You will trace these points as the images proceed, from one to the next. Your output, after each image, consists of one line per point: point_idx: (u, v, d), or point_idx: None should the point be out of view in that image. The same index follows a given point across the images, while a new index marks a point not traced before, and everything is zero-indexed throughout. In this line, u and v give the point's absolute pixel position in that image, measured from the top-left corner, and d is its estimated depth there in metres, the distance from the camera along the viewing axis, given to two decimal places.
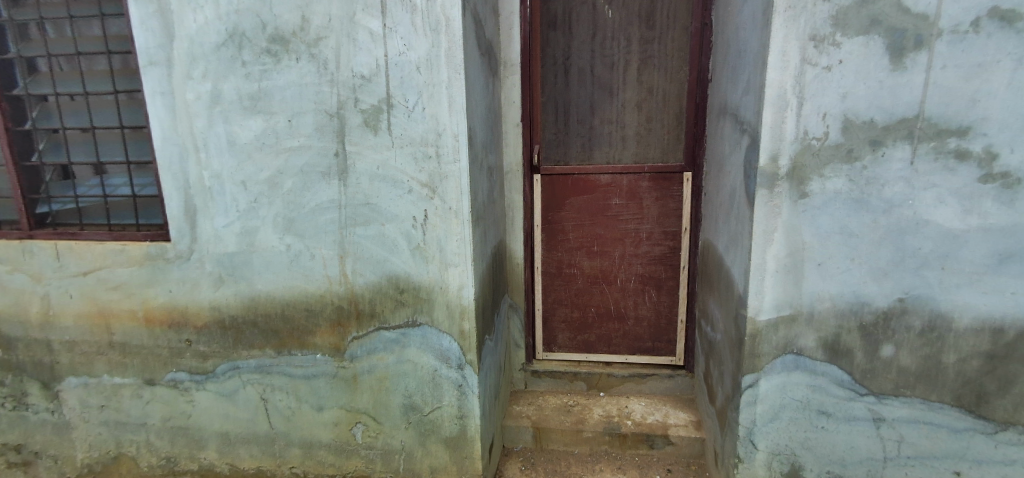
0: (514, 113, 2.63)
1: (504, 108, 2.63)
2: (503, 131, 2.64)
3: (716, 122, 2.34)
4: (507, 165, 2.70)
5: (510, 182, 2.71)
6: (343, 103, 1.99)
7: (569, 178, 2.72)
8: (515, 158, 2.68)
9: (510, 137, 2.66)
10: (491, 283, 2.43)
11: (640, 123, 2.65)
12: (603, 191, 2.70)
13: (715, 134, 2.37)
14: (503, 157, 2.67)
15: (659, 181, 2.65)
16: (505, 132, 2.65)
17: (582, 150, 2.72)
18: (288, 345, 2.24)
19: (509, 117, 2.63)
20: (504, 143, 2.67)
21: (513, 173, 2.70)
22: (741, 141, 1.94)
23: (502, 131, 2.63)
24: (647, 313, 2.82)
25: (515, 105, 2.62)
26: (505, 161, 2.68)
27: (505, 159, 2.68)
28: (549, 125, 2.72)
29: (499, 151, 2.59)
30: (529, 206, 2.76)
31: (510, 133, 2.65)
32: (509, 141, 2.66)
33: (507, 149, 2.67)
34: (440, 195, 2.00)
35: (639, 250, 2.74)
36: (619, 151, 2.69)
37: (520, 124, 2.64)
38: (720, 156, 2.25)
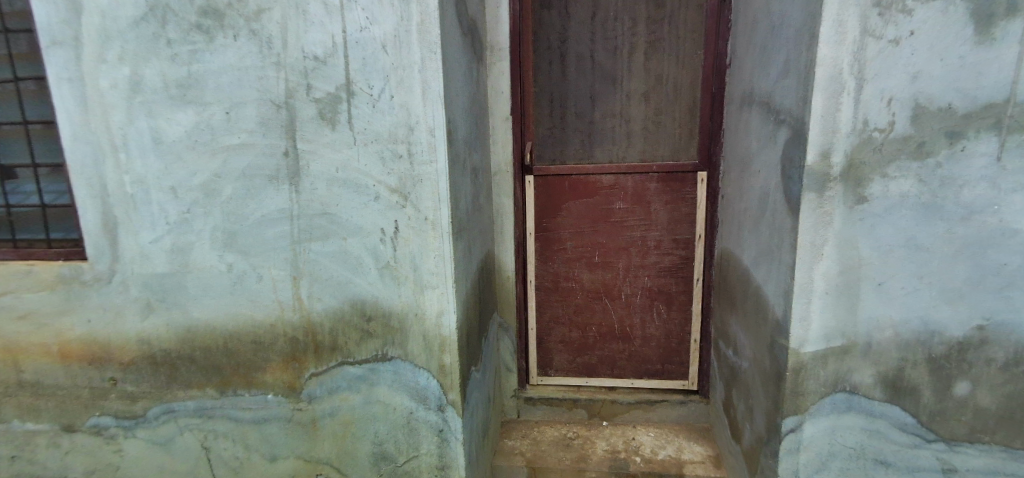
0: (503, 106, 2.30)
1: (491, 101, 2.29)
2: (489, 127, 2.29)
3: (738, 114, 2.02)
4: (495, 165, 2.36)
5: (499, 185, 2.38)
6: (292, 90, 1.61)
7: (566, 179, 2.38)
8: (504, 157, 2.34)
9: (499, 133, 2.32)
10: (478, 301, 2.07)
11: (648, 115, 2.31)
12: (606, 195, 2.37)
13: (737, 127, 2.04)
14: (490, 157, 2.32)
15: (669, 183, 2.32)
16: (490, 128, 2.30)
17: (582, 149, 2.37)
18: (233, 384, 1.86)
19: (498, 111, 2.30)
20: (492, 141, 2.33)
21: (502, 175, 2.36)
22: (778, 134, 1.61)
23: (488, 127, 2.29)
24: (656, 333, 2.48)
25: (504, 97, 2.28)
26: (491, 160, 2.33)
27: (491, 159, 2.33)
28: (542, 119, 2.37)
29: (485, 150, 2.24)
30: (520, 213, 2.41)
31: (496, 129, 2.32)
32: (496, 138, 2.32)
33: (495, 147, 2.33)
34: (414, 203, 1.64)
35: (646, 261, 2.41)
36: (624, 148, 2.35)
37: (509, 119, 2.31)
38: (746, 151, 1.92)
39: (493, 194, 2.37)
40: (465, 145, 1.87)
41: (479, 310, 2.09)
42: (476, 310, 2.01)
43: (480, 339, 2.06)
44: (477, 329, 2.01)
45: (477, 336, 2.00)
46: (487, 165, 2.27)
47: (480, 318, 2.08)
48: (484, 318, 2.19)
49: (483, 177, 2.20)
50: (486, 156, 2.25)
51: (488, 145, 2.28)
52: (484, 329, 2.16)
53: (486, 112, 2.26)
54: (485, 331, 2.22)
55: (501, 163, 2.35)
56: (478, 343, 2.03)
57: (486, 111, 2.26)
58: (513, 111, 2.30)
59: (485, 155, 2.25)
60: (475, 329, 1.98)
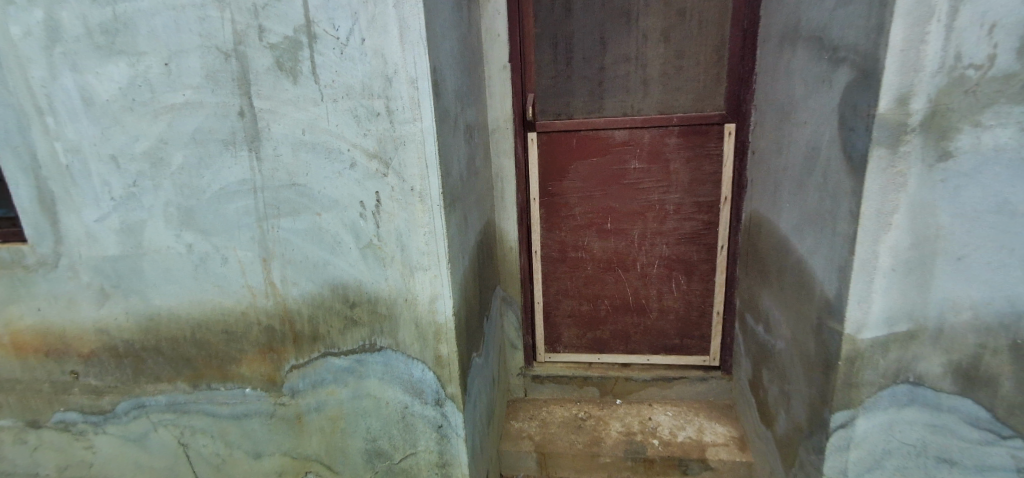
0: (500, 54, 2.04)
1: (484, 48, 2.03)
2: (482, 77, 1.99)
3: (776, 54, 1.71)
4: (492, 121, 2.11)
5: (497, 143, 2.13)
6: (240, 34, 1.33)
7: (574, 136, 2.12)
8: (502, 112, 2.10)
9: (495, 84, 2.07)
10: (478, 280, 1.85)
11: (668, 59, 2.00)
12: (619, 153, 2.11)
13: (774, 69, 1.74)
14: (485, 111, 2.04)
15: (691, 137, 2.05)
16: (484, 78, 2.01)
17: (593, 100, 2.09)
18: (206, 376, 1.65)
19: (493, 59, 2.05)
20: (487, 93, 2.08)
21: (500, 131, 2.12)
22: (841, 75, 1.28)
23: (482, 77, 1.99)
24: (674, 305, 2.26)
25: (501, 44, 2.03)
26: (486, 115, 2.06)
27: (486, 114, 2.05)
28: (545, 66, 2.08)
29: (480, 103, 1.96)
30: (523, 175, 2.18)
31: (490, 79, 2.07)
32: (491, 89, 2.07)
33: (489, 100, 2.08)
34: (396, 170, 1.38)
35: (664, 228, 2.17)
36: (639, 99, 2.06)
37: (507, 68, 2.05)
38: (788, 97, 1.62)
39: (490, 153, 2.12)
40: (456, 99, 1.59)
41: (479, 288, 1.87)
42: (475, 289, 1.79)
43: (481, 320, 1.85)
44: (477, 309, 1.80)
45: (477, 318, 1.80)
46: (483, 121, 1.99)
47: (480, 297, 1.87)
48: (485, 295, 1.98)
49: (478, 135, 1.91)
50: (480, 111, 1.97)
51: (483, 97, 1.99)
52: (485, 306, 1.95)
53: (480, 60, 1.96)
54: (486, 308, 2.01)
55: (498, 118, 2.11)
56: (479, 326, 1.82)
57: (479, 59, 1.96)
58: (512, 59, 2.04)
59: (480, 110, 1.97)
60: (476, 311, 1.77)
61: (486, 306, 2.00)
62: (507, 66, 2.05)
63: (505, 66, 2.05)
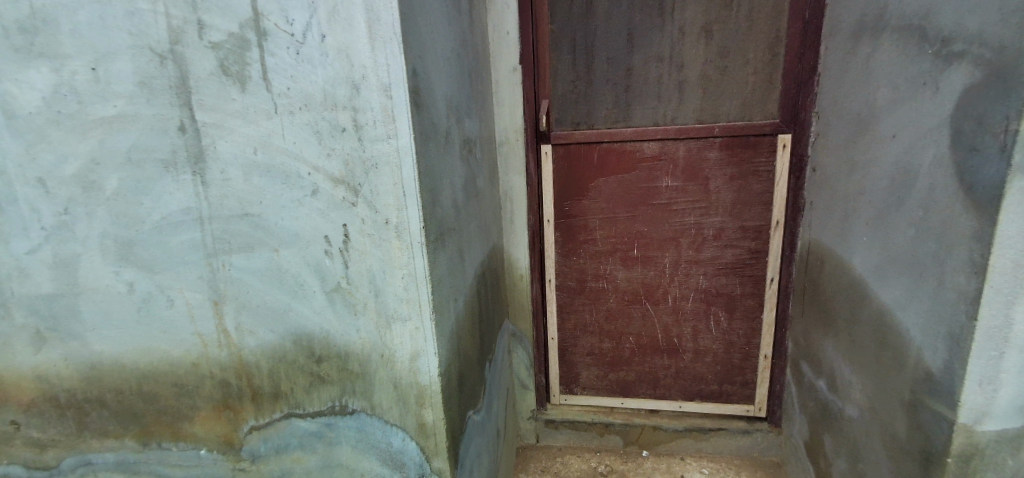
0: (511, 55, 1.75)
1: (490, 47, 1.74)
2: (488, 82, 1.71)
3: (852, 50, 1.40)
4: (499, 132, 1.84)
5: (505, 157, 1.86)
6: (177, 31, 1.08)
7: (595, 149, 1.82)
8: (512, 121, 1.82)
9: (503, 90, 1.79)
10: (478, 322, 1.57)
11: (710, 58, 1.68)
12: (648, 169, 1.81)
13: (848, 70, 1.42)
14: (491, 122, 1.76)
15: (736, 151, 1.74)
16: (489, 82, 1.72)
17: (620, 107, 1.78)
18: (156, 435, 1.41)
19: (502, 60, 1.76)
20: (495, 101, 1.81)
21: (510, 144, 1.84)
22: (973, 72, 0.97)
23: (487, 82, 1.71)
24: (712, 346, 1.94)
25: (511, 42, 1.74)
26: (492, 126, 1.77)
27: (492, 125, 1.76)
28: (563, 68, 1.78)
29: (485, 112, 1.67)
30: (536, 194, 1.90)
31: (496, 84, 1.79)
32: (499, 95, 1.80)
33: (496, 107, 1.82)
34: (368, 199, 1.11)
35: (700, 256, 1.86)
36: (674, 106, 1.74)
37: (519, 70, 1.76)
38: (873, 105, 1.28)
39: (498, 168, 1.84)
40: (451, 108, 1.31)
41: (480, 332, 1.58)
42: (475, 334, 1.52)
43: (482, 370, 1.56)
44: (478, 358, 1.53)
45: (478, 368, 1.52)
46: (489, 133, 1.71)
47: (482, 340, 1.60)
48: (489, 334, 1.70)
49: (482, 150, 1.64)
50: (486, 122, 1.69)
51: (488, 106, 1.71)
52: (487, 349, 1.67)
53: (485, 61, 1.67)
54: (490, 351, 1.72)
55: (507, 128, 1.83)
56: (480, 378, 1.54)
57: (484, 60, 1.67)
58: (523, 60, 1.75)
59: (485, 121, 1.68)
60: (475, 361, 1.49)
61: (490, 347, 1.72)
62: (518, 69, 1.76)
63: (516, 68, 1.76)
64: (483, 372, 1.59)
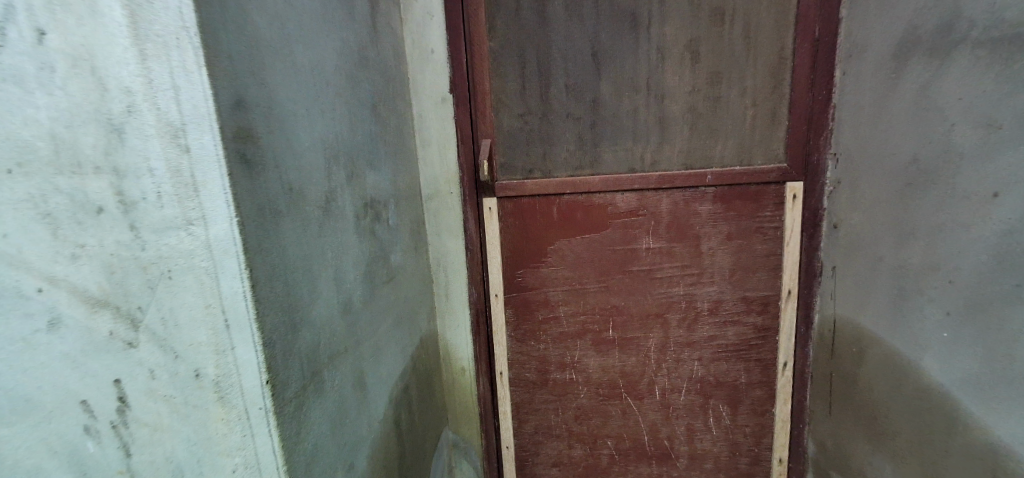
0: (439, 82, 1.32)
1: (409, 72, 1.31)
2: (407, 119, 1.26)
3: (890, 78, 1.06)
4: (423, 185, 1.39)
5: (433, 216, 1.40)
6: None
7: (555, 204, 1.38)
8: (442, 169, 1.37)
9: (429, 128, 1.35)
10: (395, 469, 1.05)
11: (697, 85, 1.28)
12: (624, 227, 1.39)
13: (890, 101, 1.07)
14: (412, 171, 1.29)
15: (735, 202, 1.35)
16: (407, 118, 1.27)
17: (584, 149, 1.35)
18: None
19: (428, 89, 1.33)
20: (420, 141, 1.36)
21: (440, 199, 1.39)
22: None
23: (405, 119, 1.25)
24: (712, 450, 1.50)
25: (439, 65, 1.31)
26: (414, 176, 1.31)
27: (413, 175, 1.30)
28: (508, 99, 1.33)
29: (403, 160, 1.21)
30: (479, 262, 1.43)
31: (416, 121, 1.34)
32: (423, 135, 1.35)
33: (418, 151, 1.36)
34: (155, 335, 0.60)
35: (694, 337, 1.44)
36: (654, 147, 1.33)
37: (450, 102, 1.33)
38: (956, 148, 0.94)
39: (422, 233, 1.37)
40: (331, 158, 0.82)
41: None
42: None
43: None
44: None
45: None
46: (410, 186, 1.25)
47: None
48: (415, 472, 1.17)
49: (400, 212, 1.17)
50: (406, 173, 1.23)
51: (408, 150, 1.26)
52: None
53: (400, 90, 1.21)
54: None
55: (433, 179, 1.38)
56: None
57: (400, 88, 1.21)
58: (455, 88, 1.33)
59: (405, 172, 1.22)
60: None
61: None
62: (449, 99, 1.33)
63: (446, 97, 1.33)
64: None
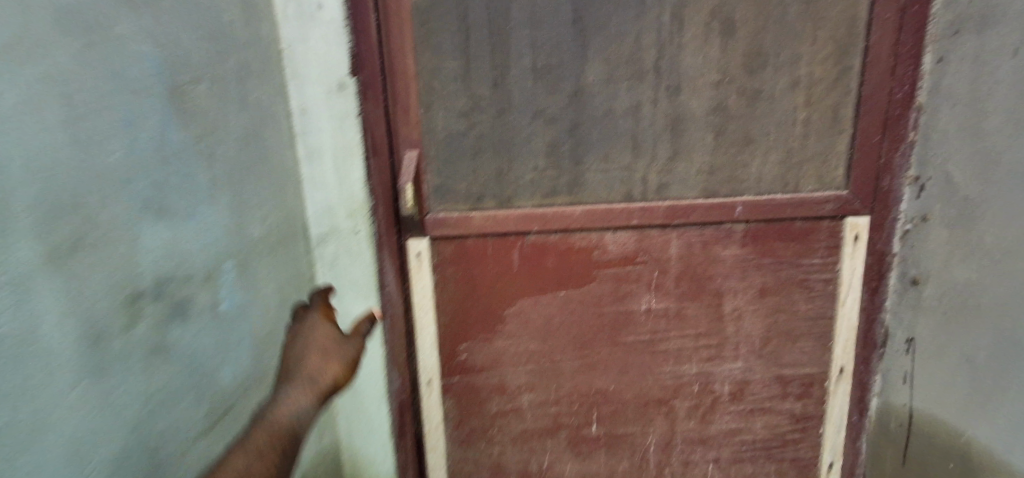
0: (332, 57, 0.83)
1: (279, 40, 0.82)
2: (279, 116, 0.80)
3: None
4: (311, 217, 0.91)
5: (330, 264, 0.93)
6: None
7: (518, 249, 0.93)
8: (341, 194, 0.90)
9: (317, 130, 0.86)
10: (275, 410, 0.61)
11: (728, 74, 0.87)
12: (616, 281, 0.95)
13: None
14: (289, 198, 0.82)
15: (771, 245, 0.95)
16: (279, 116, 0.81)
17: (562, 166, 0.89)
18: None
19: (314, 67, 0.84)
20: (305, 150, 0.87)
21: (338, 241, 0.92)
22: None
23: (275, 117, 0.79)
24: None
25: (331, 30, 0.82)
26: (293, 207, 0.84)
27: (291, 204, 0.83)
28: (445, 86, 0.85)
29: (264, 186, 0.74)
30: (402, 332, 0.97)
31: (297, 120, 0.86)
32: (309, 142, 0.87)
33: (301, 165, 0.88)
34: None
35: (709, 431, 1.03)
36: (665, 164, 0.90)
37: (353, 91, 0.86)
38: None
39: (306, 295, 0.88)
40: None
41: (282, 411, 0.61)
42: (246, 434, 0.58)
43: (282, 450, 0.58)
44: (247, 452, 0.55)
45: (261, 465, 0.55)
46: (281, 224, 0.78)
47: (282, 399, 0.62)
48: (314, 308, 0.76)
49: (251, 273, 0.70)
50: (271, 203, 0.76)
51: (281, 166, 0.80)
52: (303, 371, 0.66)
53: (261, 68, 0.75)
54: (335, 351, 0.69)
55: (328, 208, 0.90)
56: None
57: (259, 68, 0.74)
58: (360, 68, 0.85)
59: (270, 204, 0.75)
60: (228, 465, 0.54)
61: (315, 329, 0.72)
62: (350, 86, 0.85)
63: (346, 84, 0.85)
64: (279, 439, 0.58)
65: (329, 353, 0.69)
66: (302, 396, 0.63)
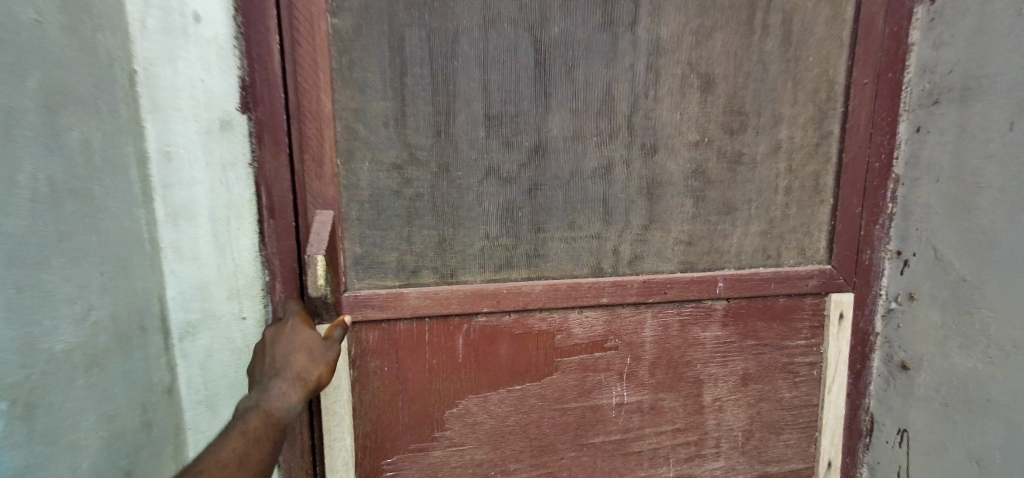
0: (212, 87, 0.61)
1: (131, 57, 0.58)
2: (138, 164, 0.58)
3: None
4: (171, 303, 0.63)
5: (201, 368, 0.65)
6: None
7: (462, 335, 0.74)
8: (221, 270, 0.64)
9: (190, 183, 0.62)
10: (266, 402, 0.56)
11: (707, 133, 0.75)
12: (580, 371, 0.79)
13: None
14: (136, 280, 0.58)
15: (753, 325, 0.83)
16: (125, 164, 0.57)
17: (519, 234, 0.72)
18: None
19: (178, 97, 0.60)
20: (163, 207, 0.61)
21: (212, 332, 0.65)
22: None
23: (122, 166, 0.56)
24: None
25: (212, 51, 0.60)
26: (141, 293, 0.59)
27: (137, 289, 0.58)
28: (371, 133, 0.67)
29: (76, 263, 0.50)
30: (305, 447, 0.72)
31: (156, 168, 0.60)
32: (172, 198, 0.61)
33: (160, 231, 0.62)
34: None
35: None
36: (638, 234, 0.76)
37: (243, 133, 0.63)
38: None
39: (166, 414, 0.62)
40: None
41: (273, 404, 0.56)
42: (237, 419, 0.55)
43: (272, 443, 0.55)
44: (241, 435, 0.53)
45: (257, 454, 0.53)
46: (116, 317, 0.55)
47: (272, 389, 0.57)
48: (298, 304, 0.66)
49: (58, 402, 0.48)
50: (93, 289, 0.52)
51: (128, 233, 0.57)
52: (291, 368, 0.59)
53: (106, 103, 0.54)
54: (320, 352, 0.60)
55: (200, 288, 0.64)
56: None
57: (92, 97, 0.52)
58: (254, 102, 0.63)
59: (87, 290, 0.51)
60: (226, 448, 0.52)
61: (298, 328, 0.62)
62: (238, 125, 0.63)
63: (233, 121, 0.62)
64: (272, 425, 0.55)
65: (314, 351, 0.60)
66: (291, 392, 0.57)
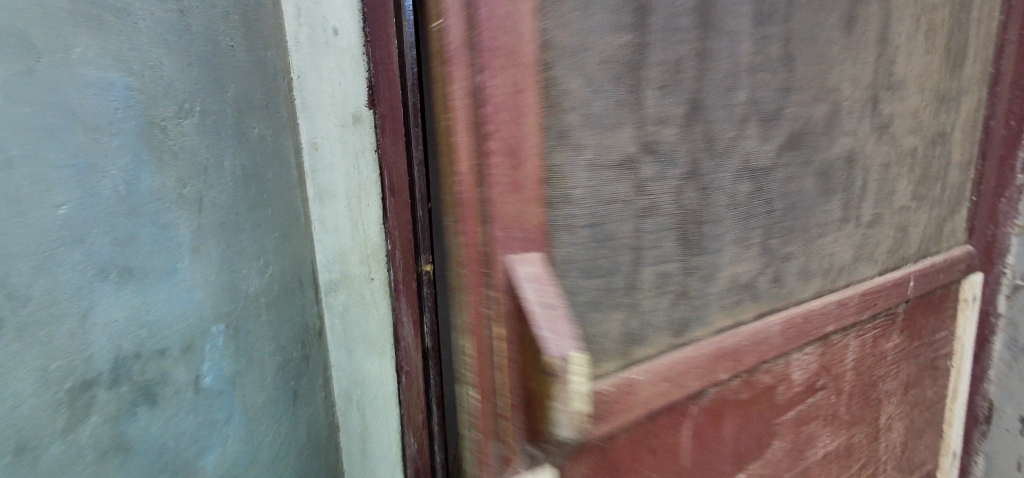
0: (347, 88, 0.65)
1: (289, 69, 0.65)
2: (265, 154, 0.57)
3: None
4: (320, 264, 0.71)
5: (341, 319, 0.73)
6: None
7: (691, 423, 0.46)
8: (357, 242, 0.69)
9: (329, 164, 0.68)
10: None
11: (926, 94, 0.58)
12: (794, 429, 0.57)
13: None
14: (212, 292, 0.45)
15: (920, 326, 0.70)
16: (286, 156, 0.63)
17: (766, 252, 0.47)
18: None
19: (323, 97, 0.66)
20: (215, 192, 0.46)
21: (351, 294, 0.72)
22: None
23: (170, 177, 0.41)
24: None
25: (347, 58, 0.64)
26: (292, 255, 0.62)
27: (296, 266, 0.63)
28: (593, 96, 0.35)
29: (148, 307, 0.38)
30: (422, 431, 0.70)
31: (307, 157, 0.68)
32: (320, 180, 0.69)
33: (310, 207, 0.70)
34: None
35: None
36: (862, 234, 0.56)
37: (371, 126, 0.65)
38: None
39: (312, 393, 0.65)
40: None
41: None
42: None
43: None
44: None
45: None
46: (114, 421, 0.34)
47: None
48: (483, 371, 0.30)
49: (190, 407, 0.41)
50: (144, 331, 0.37)
51: (282, 206, 0.60)
52: None
53: (114, 85, 0.35)
54: None
55: (341, 258, 0.71)
56: None
57: (62, 70, 0.32)
58: (377, 97, 0.64)
59: (126, 333, 0.35)
60: None
61: None
62: (368, 117, 0.65)
63: (362, 117, 0.65)
64: None
65: None
66: None
